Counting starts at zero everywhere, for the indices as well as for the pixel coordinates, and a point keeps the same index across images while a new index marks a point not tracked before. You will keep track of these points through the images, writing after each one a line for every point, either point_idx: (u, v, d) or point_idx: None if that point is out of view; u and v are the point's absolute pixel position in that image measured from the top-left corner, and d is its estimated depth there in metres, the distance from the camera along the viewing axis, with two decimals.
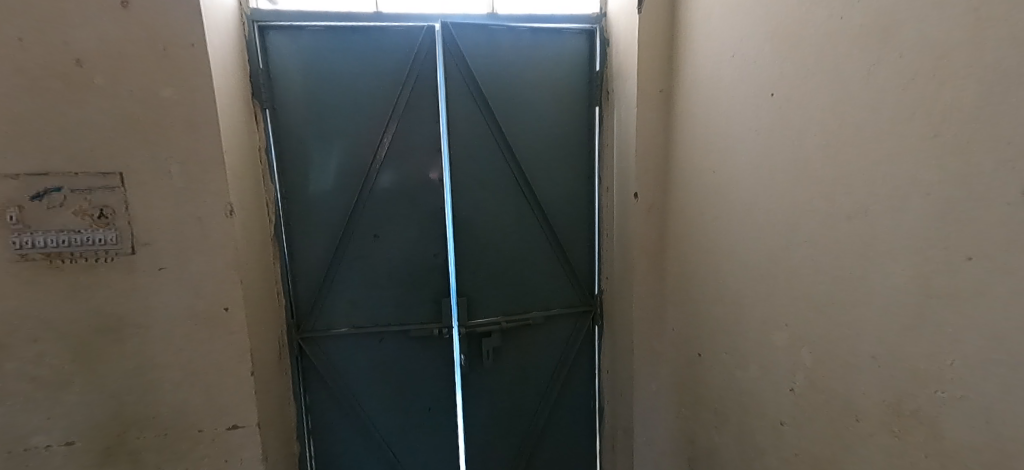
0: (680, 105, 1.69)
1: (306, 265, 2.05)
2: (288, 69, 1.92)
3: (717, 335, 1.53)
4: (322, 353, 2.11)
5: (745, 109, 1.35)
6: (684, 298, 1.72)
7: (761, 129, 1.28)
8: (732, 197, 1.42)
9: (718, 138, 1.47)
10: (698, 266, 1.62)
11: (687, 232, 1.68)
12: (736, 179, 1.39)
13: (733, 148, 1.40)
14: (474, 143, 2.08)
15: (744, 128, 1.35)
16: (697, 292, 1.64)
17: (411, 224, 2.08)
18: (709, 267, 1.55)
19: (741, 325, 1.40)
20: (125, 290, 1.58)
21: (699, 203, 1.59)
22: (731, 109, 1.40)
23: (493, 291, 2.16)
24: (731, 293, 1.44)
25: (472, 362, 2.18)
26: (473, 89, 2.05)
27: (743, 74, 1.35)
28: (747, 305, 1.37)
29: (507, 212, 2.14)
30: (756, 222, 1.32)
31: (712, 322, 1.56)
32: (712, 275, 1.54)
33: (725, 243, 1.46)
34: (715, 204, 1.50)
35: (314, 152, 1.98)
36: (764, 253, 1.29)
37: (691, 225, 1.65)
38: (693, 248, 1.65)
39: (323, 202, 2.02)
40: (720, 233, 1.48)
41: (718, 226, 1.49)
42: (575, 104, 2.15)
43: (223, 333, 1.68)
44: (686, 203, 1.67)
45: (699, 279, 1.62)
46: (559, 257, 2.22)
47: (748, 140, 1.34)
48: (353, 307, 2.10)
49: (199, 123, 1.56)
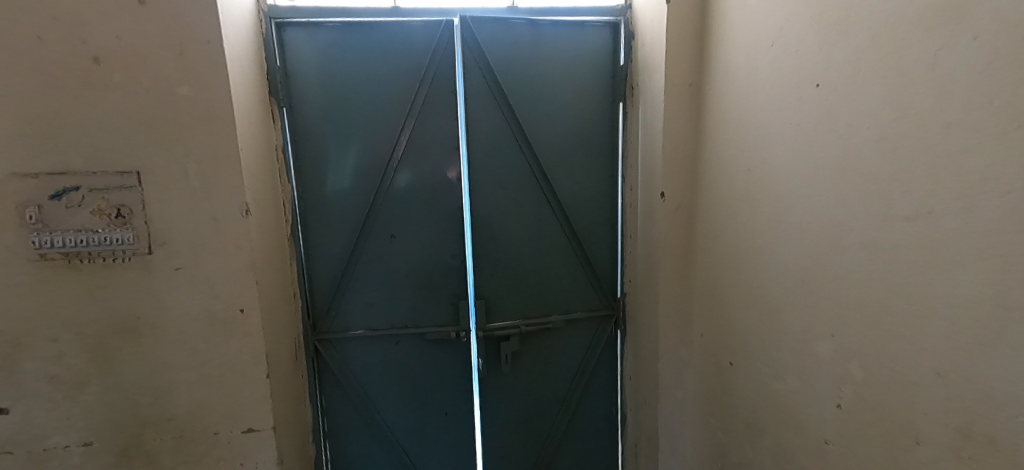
0: (712, 100, 1.61)
1: (322, 266, 2.02)
2: (305, 67, 1.90)
3: (752, 344, 1.44)
4: (338, 355, 2.07)
5: (785, 101, 1.26)
6: (715, 303, 1.64)
7: (803, 124, 1.19)
8: (769, 196, 1.33)
9: (755, 134, 1.38)
10: (730, 270, 1.54)
11: (719, 234, 1.59)
12: (775, 177, 1.30)
13: (771, 145, 1.31)
14: (493, 141, 2.02)
15: (785, 122, 1.26)
16: (729, 297, 1.55)
17: (429, 224, 2.03)
18: (743, 271, 1.47)
19: (779, 334, 1.31)
20: (142, 291, 1.57)
21: (732, 202, 1.51)
22: (770, 103, 1.31)
23: (512, 294, 2.10)
24: (768, 299, 1.35)
25: (489, 367, 2.12)
26: (492, 86, 1.99)
27: (784, 64, 1.26)
28: (785, 313, 1.28)
29: (527, 212, 2.08)
30: (796, 223, 1.23)
31: (745, 330, 1.47)
32: (746, 279, 1.45)
33: (760, 245, 1.37)
34: (750, 204, 1.41)
35: (331, 151, 1.95)
36: (808, 257, 1.20)
37: (722, 225, 1.57)
38: (725, 251, 1.56)
39: (340, 202, 1.98)
40: (756, 235, 1.39)
41: (754, 228, 1.40)
42: (597, 100, 2.07)
43: (239, 336, 1.65)
44: (718, 203, 1.59)
45: (731, 283, 1.53)
46: (580, 259, 2.14)
47: (788, 135, 1.25)
48: (370, 309, 2.06)
49: (215, 122, 1.53)
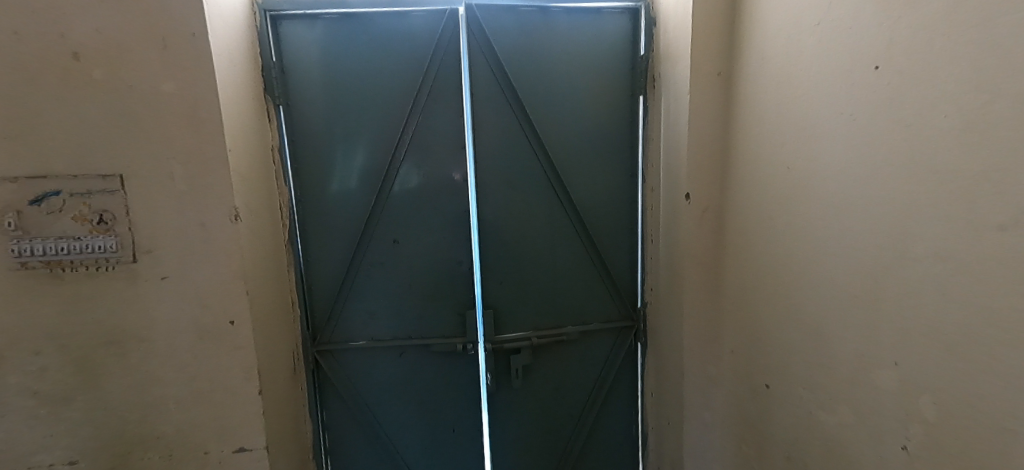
0: (744, 90, 1.44)
1: (322, 273, 1.91)
2: (302, 62, 1.79)
3: (794, 367, 1.27)
4: (338, 368, 1.96)
5: (835, 88, 1.09)
6: (748, 316, 1.47)
7: (858, 114, 1.02)
8: (813, 196, 1.16)
9: (797, 126, 1.21)
10: (767, 282, 1.36)
11: (753, 240, 1.42)
12: (821, 177, 1.13)
13: (817, 139, 1.14)
14: (502, 139, 1.88)
15: (834, 112, 1.09)
16: (765, 311, 1.38)
17: (434, 229, 1.90)
18: (781, 282, 1.30)
19: (826, 358, 1.14)
20: (128, 302, 1.47)
21: (768, 205, 1.34)
22: (816, 90, 1.14)
23: (523, 303, 1.96)
24: (812, 316, 1.18)
25: (499, 381, 1.98)
26: (501, 79, 1.85)
27: (833, 45, 1.09)
28: (834, 335, 1.12)
29: (539, 215, 1.93)
30: (849, 231, 1.06)
31: (784, 350, 1.30)
32: (785, 292, 1.28)
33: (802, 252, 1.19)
34: (791, 206, 1.24)
35: (330, 151, 1.84)
36: (867, 268, 1.03)
37: (757, 230, 1.40)
38: (760, 260, 1.39)
39: (340, 205, 1.87)
40: (798, 242, 1.22)
41: (795, 233, 1.23)
42: (615, 93, 1.91)
43: (230, 349, 1.54)
44: (751, 205, 1.42)
45: (768, 296, 1.36)
46: (596, 266, 1.99)
47: (839, 128, 1.08)
48: (372, 319, 1.94)
49: (202, 121, 1.42)
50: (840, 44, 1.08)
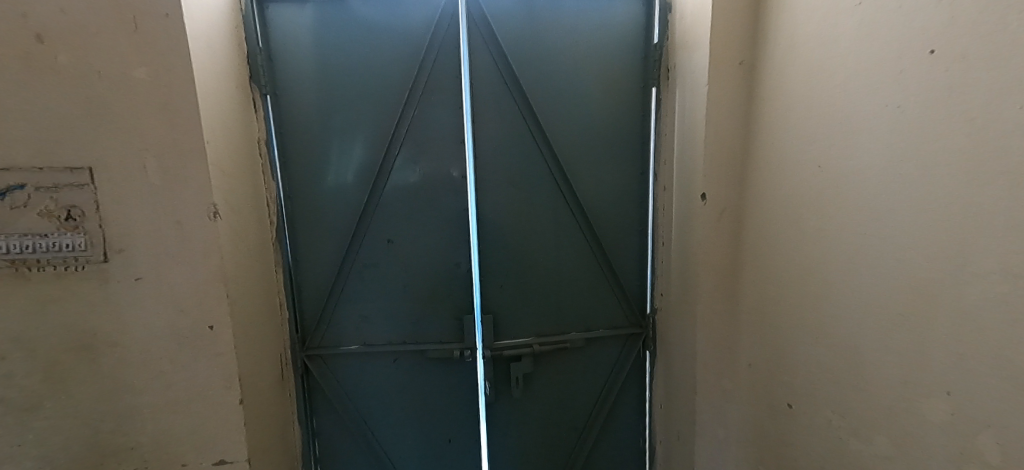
0: (769, 81, 1.31)
1: (311, 273, 1.80)
2: (291, 49, 1.68)
3: (825, 388, 1.15)
4: (329, 373, 1.86)
5: (880, 79, 0.97)
6: (769, 329, 1.35)
7: (910, 108, 0.91)
8: (850, 198, 1.04)
9: (831, 120, 1.09)
10: (793, 292, 1.24)
11: (776, 246, 1.30)
12: (859, 178, 1.01)
13: (856, 136, 1.02)
14: (504, 134, 1.76)
15: (879, 106, 0.97)
16: (789, 325, 1.26)
17: (430, 229, 1.79)
18: (811, 294, 1.18)
19: (864, 381, 1.03)
20: (99, 305, 1.37)
21: (795, 209, 1.21)
22: (857, 81, 1.02)
23: (524, 308, 1.84)
24: (847, 333, 1.06)
25: (498, 390, 1.86)
26: (503, 69, 1.73)
27: (879, 29, 0.96)
28: (875, 356, 1.00)
29: (542, 215, 1.81)
30: (895, 240, 0.94)
31: (812, 369, 1.18)
32: (815, 306, 1.16)
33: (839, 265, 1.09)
34: (822, 209, 1.12)
35: (320, 145, 1.73)
36: (916, 284, 0.91)
37: (782, 236, 1.27)
38: (785, 268, 1.27)
39: (330, 202, 1.76)
40: (831, 250, 1.10)
41: (827, 240, 1.11)
42: (626, 85, 1.78)
43: (209, 356, 1.44)
44: (775, 207, 1.30)
45: (794, 308, 1.24)
46: (603, 269, 1.87)
47: (884, 123, 0.96)
48: (364, 322, 1.83)
49: (178, 110, 1.31)
50: (887, 27, 0.95)
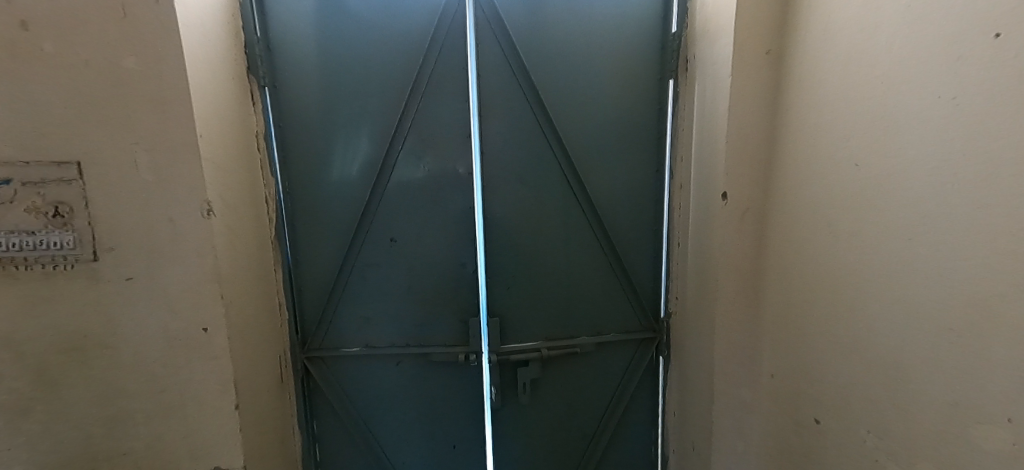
0: (800, 72, 1.22)
1: (312, 273, 1.74)
2: (290, 39, 1.60)
3: (868, 404, 1.07)
4: (330, 376, 1.80)
5: (941, 71, 0.89)
6: (799, 339, 1.26)
7: (979, 104, 0.83)
8: (902, 198, 0.96)
9: (879, 113, 1.00)
10: (830, 299, 1.15)
11: (808, 250, 1.21)
12: (912, 178, 0.94)
13: (908, 133, 0.95)
14: (513, 129, 1.67)
15: (940, 100, 0.89)
16: (822, 335, 1.18)
17: (435, 228, 1.71)
18: (852, 301, 1.09)
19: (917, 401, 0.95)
20: (89, 306, 1.30)
21: (832, 210, 1.12)
22: (913, 73, 0.93)
23: (532, 311, 1.77)
24: (895, 349, 0.99)
25: (505, 396, 1.79)
26: (512, 61, 1.64)
27: (943, 16, 0.88)
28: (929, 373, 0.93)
29: (552, 213, 1.73)
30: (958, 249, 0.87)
31: (852, 386, 1.10)
32: (854, 316, 1.08)
33: (885, 271, 1.00)
34: (869, 210, 1.03)
35: (321, 140, 1.66)
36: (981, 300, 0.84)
37: (815, 240, 1.18)
38: (819, 273, 1.18)
39: (331, 199, 1.69)
40: (875, 254, 1.02)
41: (875, 244, 1.02)
42: (641, 77, 1.69)
43: (203, 360, 1.37)
44: (807, 208, 1.21)
45: (829, 317, 1.15)
46: (615, 271, 1.79)
47: (945, 119, 0.88)
48: (367, 324, 1.77)
49: (169, 102, 1.24)
50: (951, 9, 0.87)
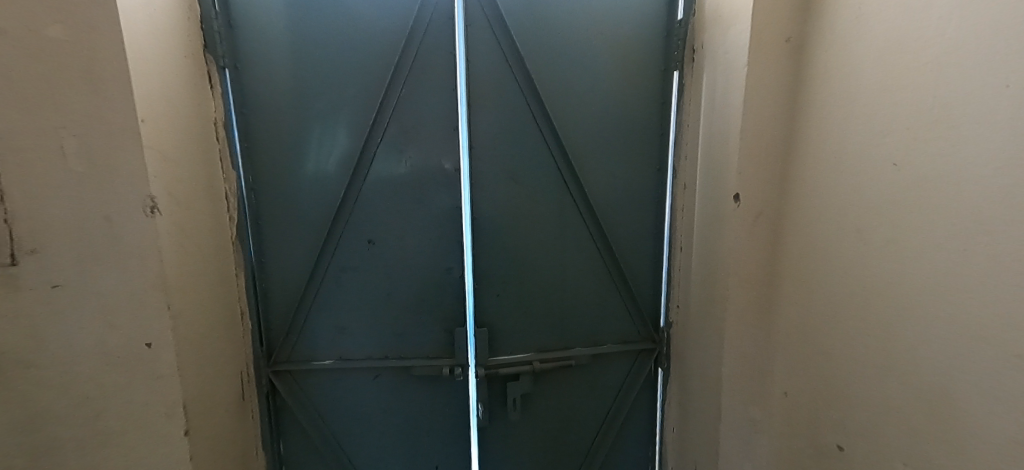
0: (825, 61, 1.10)
1: (279, 278, 1.56)
2: (254, 15, 1.42)
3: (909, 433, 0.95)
4: (299, 392, 1.62)
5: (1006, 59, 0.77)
6: (824, 357, 1.15)
7: None
8: (964, 203, 0.84)
9: (930, 104, 0.89)
10: (866, 313, 1.03)
11: (838, 260, 1.09)
12: (975, 180, 0.82)
13: (969, 129, 0.83)
14: (504, 121, 1.53)
15: (1005, 91, 0.77)
16: (855, 354, 1.06)
17: (418, 229, 1.56)
18: (892, 321, 0.98)
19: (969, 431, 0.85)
20: (3, 319, 1.07)
21: (870, 216, 1.01)
22: (975, 61, 0.82)
23: (523, 320, 1.62)
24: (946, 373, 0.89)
25: (493, 412, 1.64)
26: (505, 46, 1.49)
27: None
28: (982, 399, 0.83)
29: (546, 215, 1.59)
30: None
31: (891, 412, 1.00)
32: (895, 337, 0.98)
33: (936, 287, 0.90)
34: (918, 217, 0.92)
35: (290, 129, 1.48)
36: None
37: (846, 248, 1.07)
38: (850, 285, 1.06)
39: (301, 196, 1.51)
40: (925, 267, 0.91)
41: (923, 255, 0.91)
42: (643, 68, 1.56)
43: (147, 380, 1.18)
44: (837, 212, 1.09)
45: (864, 336, 1.04)
46: (613, 277, 1.66)
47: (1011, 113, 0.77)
48: (341, 334, 1.60)
49: (102, 81, 1.05)
50: None
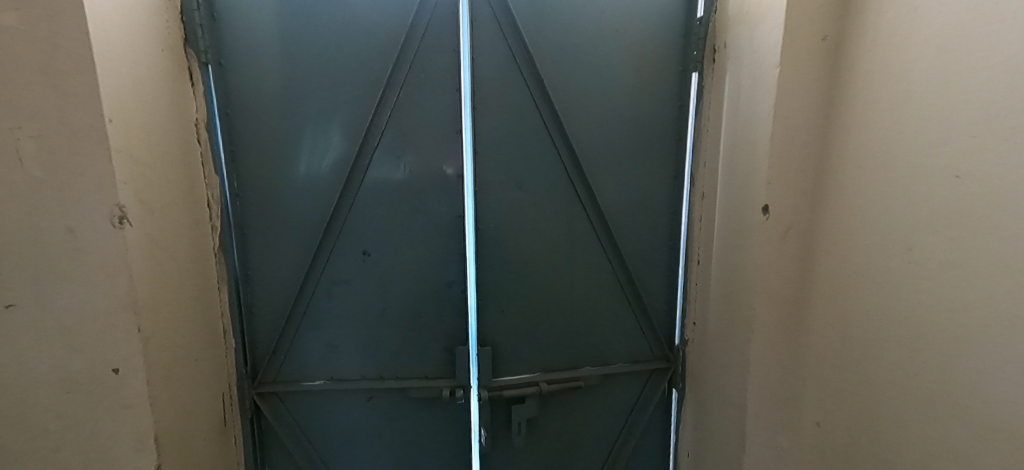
0: (871, 62, 1.00)
1: (266, 292, 1.44)
2: (240, 7, 1.30)
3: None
4: (286, 415, 1.50)
5: None
6: (866, 387, 1.04)
7: None
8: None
9: (998, 110, 0.79)
10: (919, 341, 0.93)
11: (885, 280, 0.99)
12: None
13: None
14: (511, 124, 1.42)
15: None
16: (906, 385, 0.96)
17: (417, 240, 1.44)
18: (954, 349, 0.87)
19: None
20: None
21: (926, 232, 0.91)
22: None
23: (529, 338, 1.51)
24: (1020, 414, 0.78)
25: (496, 437, 1.53)
26: (513, 43, 1.39)
27: None
28: None
29: (555, 225, 1.49)
30: None
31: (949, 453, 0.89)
32: (957, 369, 0.87)
33: (1006, 314, 0.79)
34: (984, 234, 0.82)
35: (279, 132, 1.37)
36: None
37: (895, 268, 0.97)
38: (901, 309, 0.96)
39: (290, 204, 1.40)
40: (994, 293, 0.81)
41: (992, 277, 0.81)
42: (659, 69, 1.46)
43: (114, 409, 1.06)
44: (884, 228, 0.98)
45: (920, 367, 0.93)
46: (625, 292, 1.55)
47: None
48: (333, 353, 1.48)
49: (63, 76, 0.93)
50: None
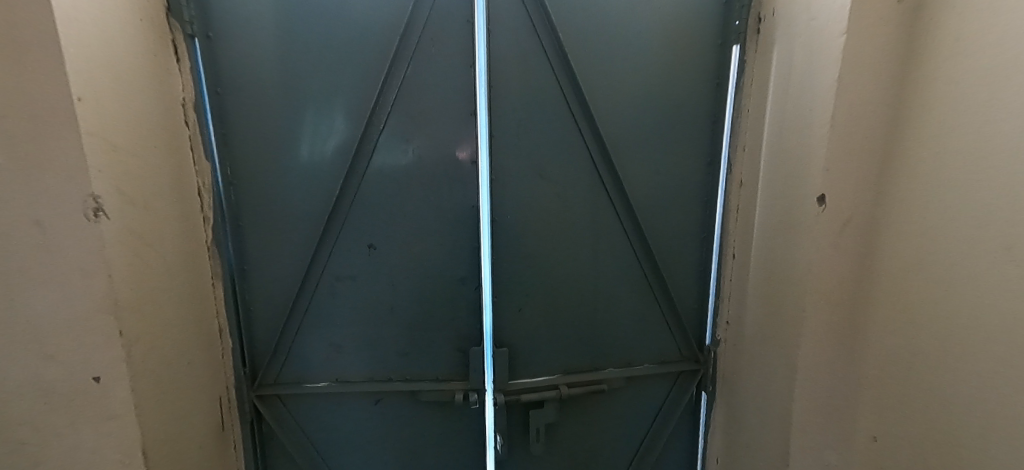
0: (962, 26, 0.85)
1: (264, 288, 1.33)
2: None
3: None
4: (288, 418, 1.40)
5: None
6: (945, 403, 0.91)
7: None
8: None
9: None
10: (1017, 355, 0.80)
11: (974, 283, 0.85)
12: None
13: None
14: (530, 103, 1.28)
15: None
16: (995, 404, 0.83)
17: (428, 232, 1.32)
18: None
19: None
20: None
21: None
22: None
23: (549, 337, 1.40)
24: None
25: (512, 443, 1.43)
26: (533, 12, 1.24)
27: None
28: None
29: (578, 215, 1.36)
30: None
31: None
32: None
33: None
34: None
35: (276, 113, 1.24)
36: None
37: (987, 269, 0.83)
38: (995, 317, 0.82)
39: (290, 192, 1.28)
40: None
41: None
42: (696, 41, 1.31)
43: (96, 421, 0.96)
44: (976, 223, 0.85)
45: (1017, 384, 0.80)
46: (652, 288, 1.43)
47: None
48: (337, 353, 1.37)
49: (20, 46, 0.80)
50: None
